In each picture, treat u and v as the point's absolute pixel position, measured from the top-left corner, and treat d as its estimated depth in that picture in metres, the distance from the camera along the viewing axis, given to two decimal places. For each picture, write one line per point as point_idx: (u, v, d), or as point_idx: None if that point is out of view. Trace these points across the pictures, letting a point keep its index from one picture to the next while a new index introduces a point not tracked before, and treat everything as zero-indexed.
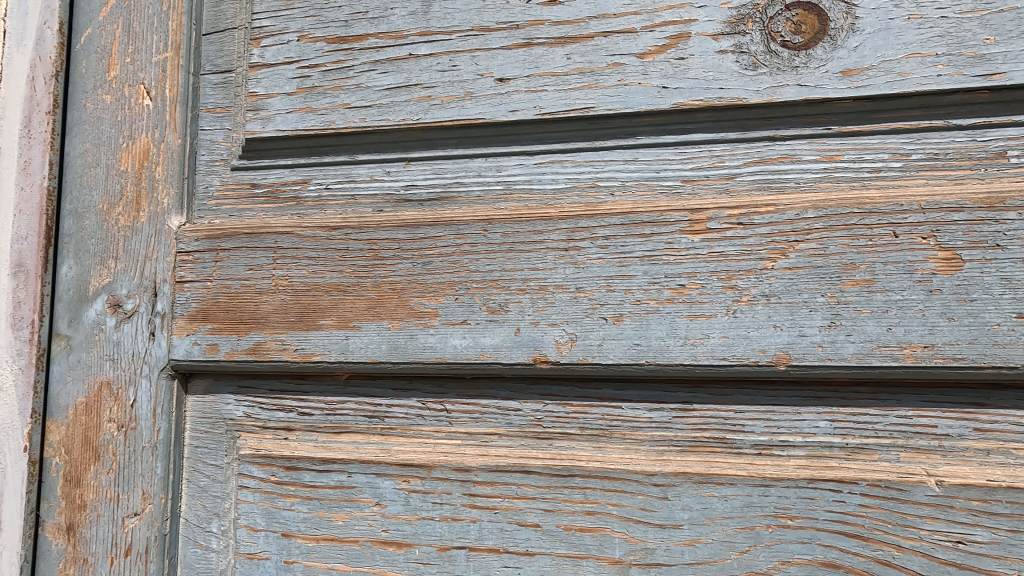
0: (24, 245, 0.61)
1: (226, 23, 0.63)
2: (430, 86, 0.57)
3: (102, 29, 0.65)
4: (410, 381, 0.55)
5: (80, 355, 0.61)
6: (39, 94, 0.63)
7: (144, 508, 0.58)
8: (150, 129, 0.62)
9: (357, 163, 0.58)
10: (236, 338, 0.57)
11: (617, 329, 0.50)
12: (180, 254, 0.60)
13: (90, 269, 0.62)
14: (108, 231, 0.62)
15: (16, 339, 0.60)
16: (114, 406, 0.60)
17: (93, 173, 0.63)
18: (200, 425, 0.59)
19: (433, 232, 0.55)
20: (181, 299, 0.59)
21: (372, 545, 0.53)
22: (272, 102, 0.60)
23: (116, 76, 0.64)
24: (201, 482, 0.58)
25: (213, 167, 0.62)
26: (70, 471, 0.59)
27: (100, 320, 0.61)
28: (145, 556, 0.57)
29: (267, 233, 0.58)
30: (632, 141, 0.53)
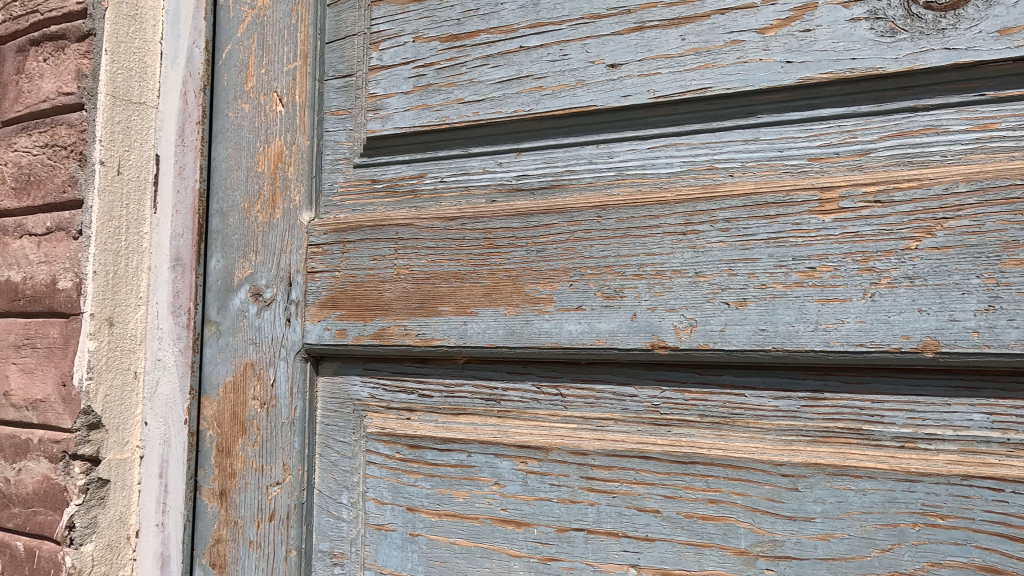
0: (181, 241, 0.69)
1: (347, 31, 0.68)
2: (541, 77, 0.58)
3: (241, 44, 0.71)
4: (525, 365, 0.56)
5: (228, 339, 0.68)
6: (190, 107, 0.71)
7: (284, 477, 0.63)
8: (283, 133, 0.68)
9: (470, 156, 0.61)
10: (363, 324, 0.61)
11: (740, 315, 0.49)
12: (311, 247, 0.65)
13: (235, 262, 0.68)
14: (248, 227, 0.68)
15: (176, 324, 0.69)
16: (257, 384, 0.66)
17: (236, 175, 0.70)
18: (330, 404, 0.64)
19: (546, 220, 0.56)
20: (312, 288, 0.64)
21: (491, 523, 0.55)
22: (391, 102, 0.64)
23: (253, 86, 0.70)
24: (332, 456, 0.63)
25: (338, 167, 0.67)
26: (222, 443, 0.66)
27: (244, 308, 0.67)
28: (286, 522, 0.63)
29: (389, 225, 0.61)
30: (753, 121, 0.51)
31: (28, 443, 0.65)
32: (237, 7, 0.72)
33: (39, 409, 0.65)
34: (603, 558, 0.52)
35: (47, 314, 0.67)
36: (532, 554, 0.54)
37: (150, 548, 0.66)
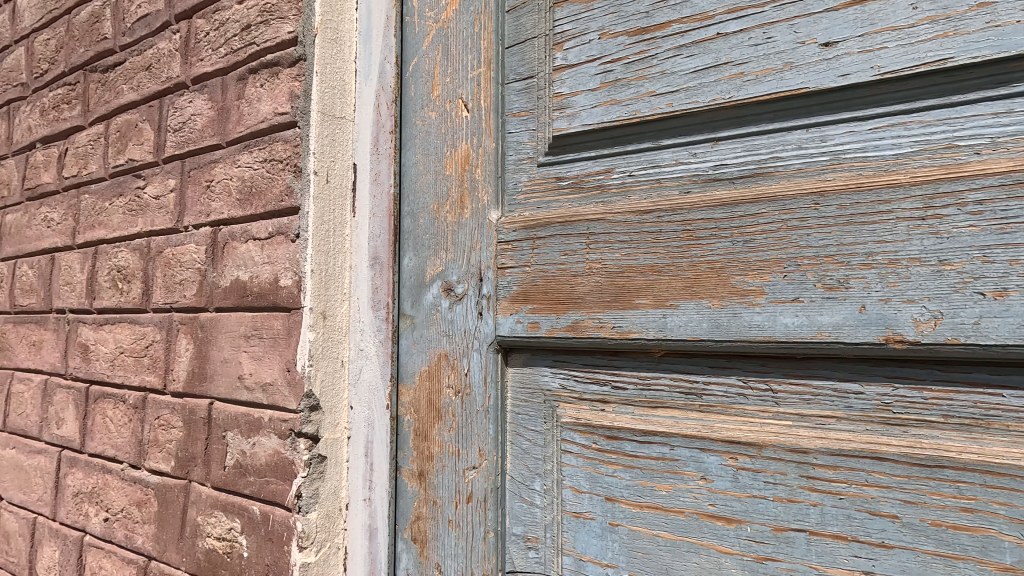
0: (378, 242, 0.76)
1: (527, 34, 0.70)
2: (742, 63, 0.56)
3: (426, 56, 0.76)
4: (729, 359, 0.55)
5: (422, 331, 0.72)
6: (383, 117, 0.77)
7: (481, 462, 0.67)
8: (469, 136, 0.71)
9: (661, 148, 0.60)
10: (555, 317, 0.63)
11: (998, 307, 0.44)
12: (501, 244, 0.68)
13: (427, 260, 0.73)
14: (438, 227, 0.73)
15: (376, 318, 0.75)
16: (451, 373, 0.70)
17: (424, 179, 0.74)
18: (521, 394, 0.66)
19: (753, 210, 0.54)
20: (503, 283, 0.67)
21: (699, 517, 0.54)
22: (577, 100, 0.65)
23: (439, 94, 0.74)
24: (524, 444, 0.66)
25: (522, 166, 0.69)
26: (420, 427, 0.71)
27: (437, 303, 0.72)
28: (484, 504, 0.66)
29: (580, 220, 0.63)
30: (1007, 92, 0.46)
31: (260, 421, 0.74)
32: (422, 22, 0.76)
33: (268, 391, 0.74)
34: (830, 562, 0.49)
35: (271, 308, 0.76)
36: (745, 552, 0.52)
37: (358, 520, 0.73)
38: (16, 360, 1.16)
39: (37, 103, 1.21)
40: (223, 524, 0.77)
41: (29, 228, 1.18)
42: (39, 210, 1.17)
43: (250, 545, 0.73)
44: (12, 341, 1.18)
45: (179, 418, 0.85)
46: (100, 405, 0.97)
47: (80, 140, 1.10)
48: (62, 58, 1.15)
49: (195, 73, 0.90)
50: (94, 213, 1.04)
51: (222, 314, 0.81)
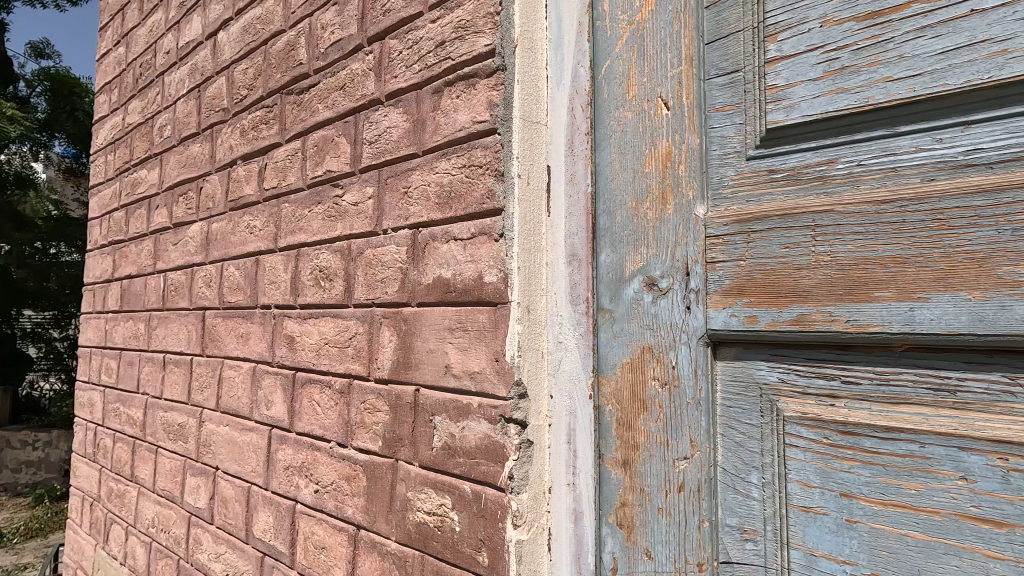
0: (575, 239, 0.79)
1: (730, 28, 0.69)
2: (1005, 40, 0.53)
3: (620, 58, 0.78)
4: (992, 354, 0.52)
5: (623, 324, 0.75)
6: (578, 120, 0.80)
7: (693, 453, 0.68)
8: (671, 134, 0.73)
9: (898, 135, 0.58)
10: (777, 311, 0.63)
11: None
12: (709, 238, 0.69)
13: (626, 255, 0.75)
14: (638, 223, 0.74)
15: (575, 312, 0.78)
16: (656, 366, 0.72)
17: (622, 177, 0.76)
18: (732, 388, 0.67)
19: (1022, 196, 0.51)
20: (714, 277, 0.68)
21: (959, 519, 0.53)
22: (795, 91, 0.64)
23: (635, 94, 0.76)
24: (737, 437, 0.66)
25: (727, 160, 0.69)
26: (623, 418, 0.74)
27: (638, 297, 0.74)
28: (697, 494, 0.68)
29: (804, 213, 0.62)
30: None
31: (469, 407, 0.81)
32: (614, 24, 0.78)
33: (476, 379, 0.81)
34: None
35: (475, 303, 0.82)
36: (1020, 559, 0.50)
37: (562, 503, 0.77)
38: (227, 349, 1.34)
39: (237, 124, 1.38)
40: (433, 500, 0.85)
41: (234, 235, 1.35)
42: (242, 218, 1.33)
43: (462, 520, 0.80)
44: (221, 333, 1.36)
45: (385, 402, 0.94)
46: (307, 389, 1.10)
47: (278, 155, 1.24)
48: (260, 84, 1.30)
49: (389, 89, 0.99)
50: (294, 219, 1.17)
51: (425, 308, 0.89)
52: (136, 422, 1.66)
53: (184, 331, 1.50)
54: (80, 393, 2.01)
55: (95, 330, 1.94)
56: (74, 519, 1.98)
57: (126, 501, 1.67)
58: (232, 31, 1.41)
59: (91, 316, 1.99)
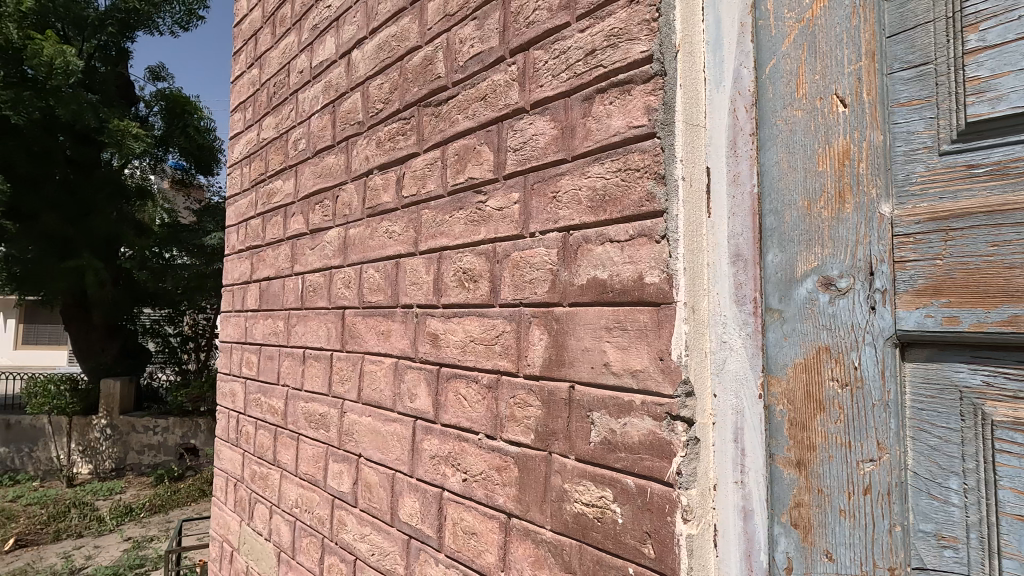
0: (740, 240, 0.80)
1: (917, 20, 0.67)
2: None
3: (787, 56, 0.77)
4: None
5: (795, 324, 0.74)
6: (741, 121, 0.80)
7: (881, 455, 0.67)
8: (849, 131, 0.71)
9: None
10: (983, 311, 0.61)
11: None
12: (897, 237, 0.67)
13: (797, 254, 0.75)
14: (811, 223, 0.74)
15: (741, 312, 0.79)
16: (836, 366, 0.71)
17: (792, 176, 0.76)
18: (925, 390, 0.65)
19: None
20: (904, 277, 0.66)
21: None
22: (1002, 83, 0.61)
23: (806, 92, 0.75)
24: (932, 441, 0.64)
25: (917, 156, 0.67)
26: (797, 418, 0.74)
27: (812, 297, 0.73)
28: (886, 497, 0.67)
29: (1016, 209, 0.59)
30: None
31: (631, 403, 0.83)
32: (780, 23, 0.78)
33: (639, 377, 0.83)
34: None
35: (635, 303, 0.84)
36: None
37: (729, 501, 0.78)
38: (368, 345, 1.44)
39: (373, 136, 1.48)
40: (593, 492, 0.88)
41: (373, 239, 1.45)
42: (381, 224, 1.43)
43: (626, 512, 0.83)
44: (361, 331, 1.47)
45: (537, 398, 0.98)
46: (452, 384, 1.17)
47: (417, 164, 1.32)
48: (397, 97, 1.39)
49: (535, 98, 1.03)
50: (435, 224, 1.25)
51: (578, 308, 0.93)
52: (277, 411, 1.82)
53: (323, 329, 1.63)
54: (222, 383, 2.22)
55: (236, 326, 2.14)
56: (218, 497, 2.20)
57: (269, 483, 1.84)
58: (366, 49, 1.51)
59: (231, 314, 2.19)
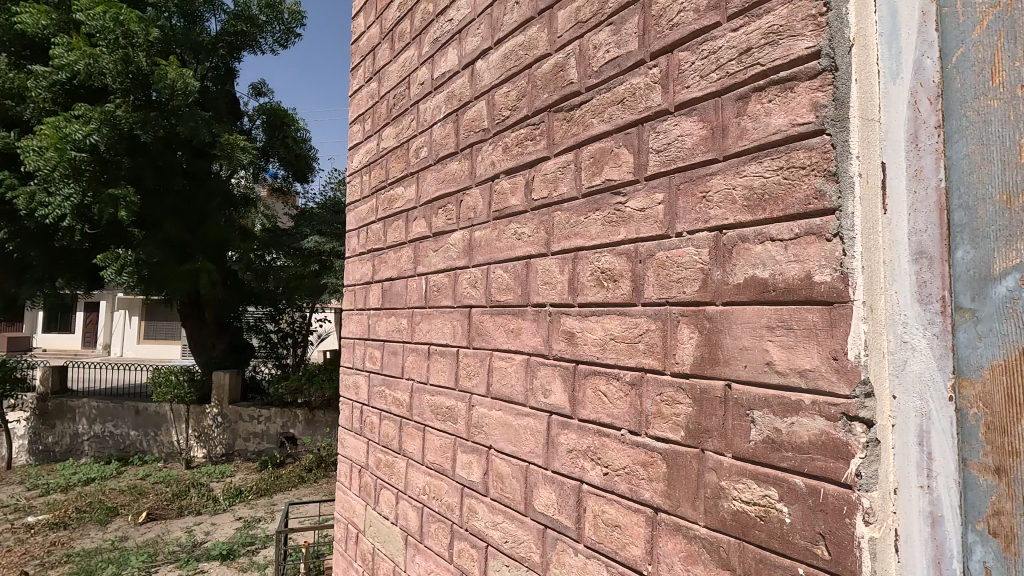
0: (924, 237, 0.78)
1: None
2: None
3: (979, 45, 0.75)
4: None
5: (992, 324, 0.72)
6: (924, 114, 0.79)
7: None
8: None
9: None
10: None
11: None
12: None
13: (994, 252, 0.72)
14: (1011, 219, 0.71)
15: (926, 311, 0.78)
16: None
17: (986, 170, 0.74)
18: None
19: None
20: None
21: None
22: None
23: (1004, 82, 0.73)
24: None
25: None
26: (995, 422, 0.71)
27: (1013, 296, 0.71)
28: None
29: None
30: None
31: (800, 403, 0.83)
32: (970, 11, 0.76)
33: (809, 376, 0.82)
34: None
35: (803, 302, 0.83)
36: None
37: (914, 505, 0.77)
38: (496, 343, 1.50)
39: (499, 142, 1.54)
40: (755, 491, 0.88)
41: (500, 241, 1.51)
42: (508, 226, 1.48)
43: (794, 513, 0.83)
44: (489, 328, 1.53)
45: (687, 396, 0.99)
46: (591, 380, 1.20)
47: (548, 167, 1.36)
48: (525, 104, 1.44)
49: (680, 99, 1.04)
50: (569, 226, 1.28)
51: (734, 307, 0.93)
52: (402, 404, 1.94)
53: (449, 326, 1.72)
54: (345, 376, 2.40)
55: (359, 324, 2.31)
56: (342, 482, 2.38)
57: (395, 470, 1.96)
58: (491, 59, 1.58)
59: (353, 312, 2.36)
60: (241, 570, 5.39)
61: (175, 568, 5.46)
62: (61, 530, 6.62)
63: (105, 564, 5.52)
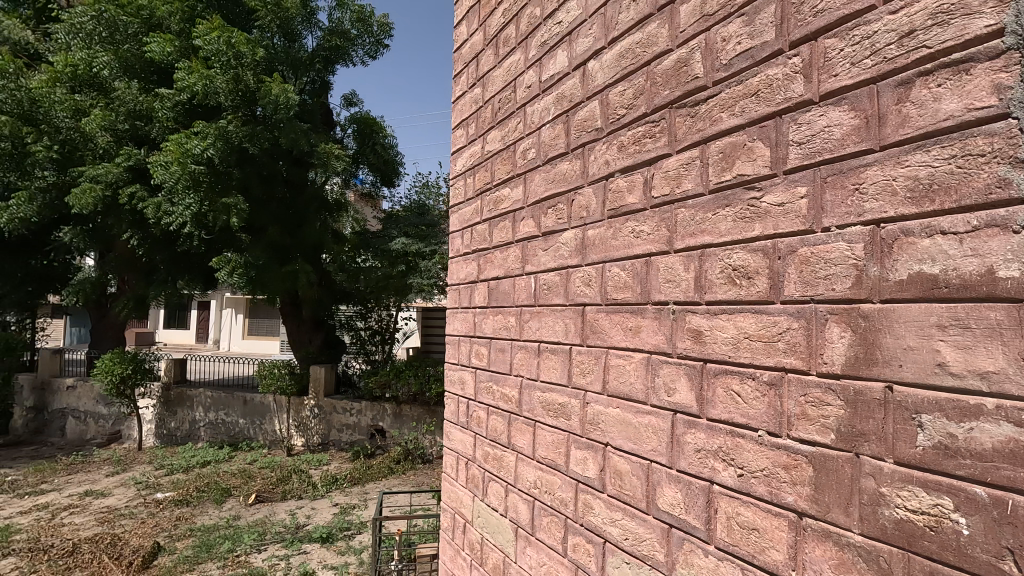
0: None
1: None
2: None
3: None
4: None
5: None
6: None
7: None
8: None
9: None
10: None
11: None
12: None
13: None
14: None
15: None
16: None
17: None
18: None
19: None
20: None
21: None
22: None
23: None
24: None
25: None
26: None
27: None
28: None
29: None
30: None
31: (979, 408, 0.78)
32: None
33: (990, 379, 0.77)
34: None
35: (983, 300, 0.78)
36: None
37: None
38: (613, 340, 1.50)
39: (614, 141, 1.54)
40: (924, 499, 0.83)
41: (616, 239, 1.51)
42: (625, 224, 1.48)
43: (974, 524, 0.78)
44: (605, 326, 1.54)
45: (839, 397, 0.95)
46: (722, 380, 1.17)
47: (669, 165, 1.34)
48: (643, 102, 1.44)
49: (826, 89, 0.99)
50: (695, 222, 1.26)
51: (895, 305, 0.88)
52: (511, 399, 1.99)
53: (560, 324, 1.74)
54: (451, 372, 2.50)
55: (464, 321, 2.40)
56: (449, 473, 2.48)
57: (504, 464, 2.02)
58: (605, 59, 1.59)
59: (459, 310, 2.46)
60: (339, 552, 5.73)
61: (282, 547, 5.90)
62: (184, 506, 7.35)
63: (223, 539, 6.07)
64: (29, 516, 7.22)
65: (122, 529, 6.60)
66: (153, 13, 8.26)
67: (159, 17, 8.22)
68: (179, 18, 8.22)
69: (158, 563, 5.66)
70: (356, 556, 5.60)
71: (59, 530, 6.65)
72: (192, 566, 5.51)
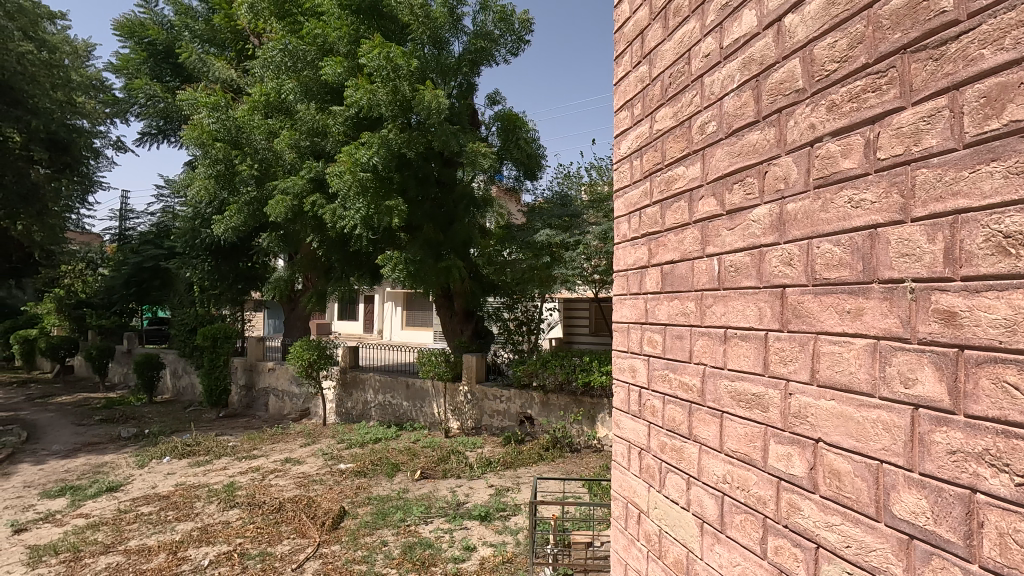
0: None
1: None
2: None
3: None
4: None
5: None
6: None
7: None
8: None
9: None
10: None
11: None
12: None
13: None
14: None
15: None
16: None
17: None
18: None
19: None
20: None
21: None
22: None
23: None
24: None
25: None
26: None
27: None
28: None
29: None
30: None
31: None
32: None
33: None
34: None
35: None
36: None
37: None
38: (824, 325, 1.34)
39: (822, 101, 1.37)
40: None
41: (828, 211, 1.34)
42: (839, 193, 1.31)
43: None
44: (813, 310, 1.38)
45: None
46: (990, 370, 0.98)
47: (903, 120, 1.15)
48: (864, 50, 1.26)
49: None
50: (943, 184, 1.07)
51: None
52: (691, 389, 1.89)
53: (753, 308, 1.60)
54: (620, 360, 2.47)
55: (634, 308, 2.34)
56: (620, 462, 2.46)
57: (684, 456, 1.93)
58: (808, 10, 1.43)
59: (627, 297, 2.42)
60: (497, 531, 6.00)
61: (446, 521, 6.33)
62: (362, 476, 8.23)
63: (395, 509, 6.68)
64: (246, 476, 8.66)
65: (316, 493, 7.62)
66: (326, 39, 9.32)
67: (331, 42, 9.26)
68: (347, 41, 9.14)
69: (345, 525, 6.42)
70: (513, 537, 5.81)
71: (270, 489, 7.86)
72: (372, 530, 6.17)
